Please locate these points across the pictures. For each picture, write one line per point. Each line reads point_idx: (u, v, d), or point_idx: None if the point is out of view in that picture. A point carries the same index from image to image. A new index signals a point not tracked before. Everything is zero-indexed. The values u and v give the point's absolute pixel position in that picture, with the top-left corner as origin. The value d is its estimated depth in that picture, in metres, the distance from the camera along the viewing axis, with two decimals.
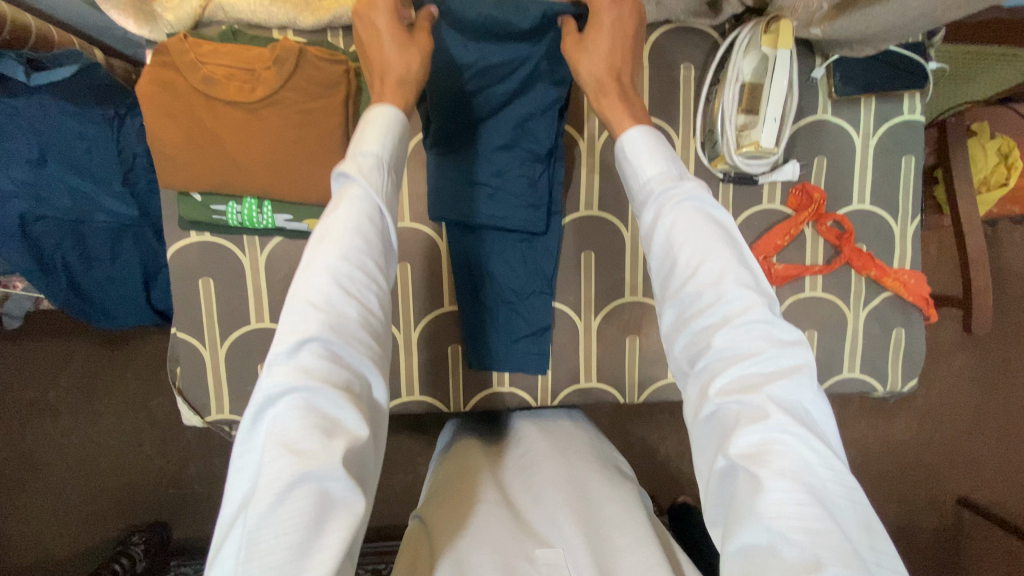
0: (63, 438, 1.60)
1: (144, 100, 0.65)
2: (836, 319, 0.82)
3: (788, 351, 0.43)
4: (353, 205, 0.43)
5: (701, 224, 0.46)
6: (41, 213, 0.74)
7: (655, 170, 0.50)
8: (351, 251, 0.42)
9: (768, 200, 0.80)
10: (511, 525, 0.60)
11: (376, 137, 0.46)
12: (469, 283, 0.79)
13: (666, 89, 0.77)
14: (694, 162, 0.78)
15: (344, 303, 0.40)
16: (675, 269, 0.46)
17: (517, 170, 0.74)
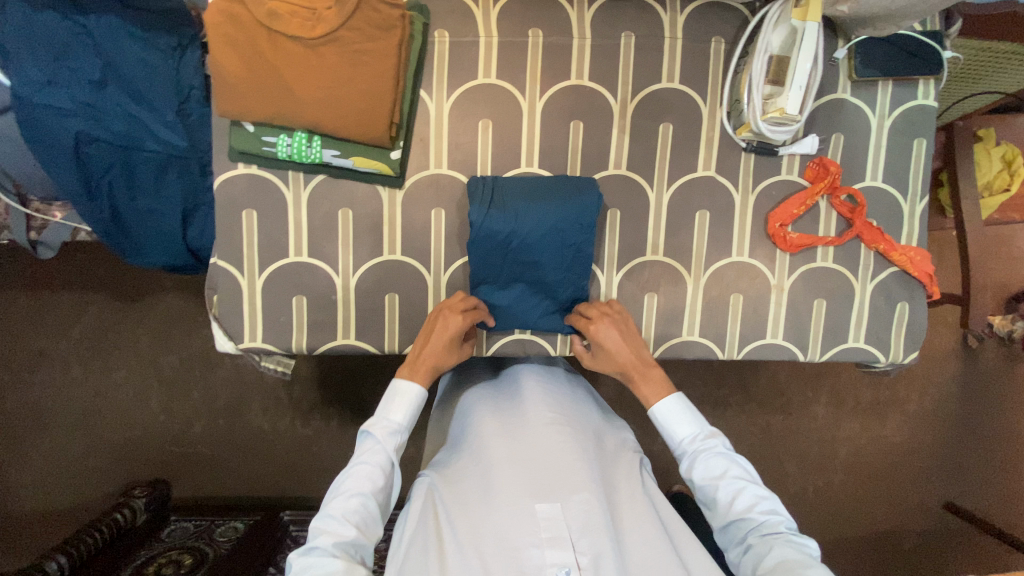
0: (71, 388, 1.61)
1: (211, 32, 0.69)
2: (845, 290, 0.86)
3: (774, 517, 0.66)
4: (376, 458, 0.70)
5: (732, 472, 0.69)
6: (95, 135, 0.77)
7: (685, 431, 0.74)
8: (374, 468, 0.69)
9: (786, 172, 0.84)
10: (512, 489, 0.66)
11: (399, 410, 0.73)
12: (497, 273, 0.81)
13: (696, 61, 0.82)
14: (719, 132, 0.83)
15: (361, 504, 0.66)
16: (716, 500, 0.69)
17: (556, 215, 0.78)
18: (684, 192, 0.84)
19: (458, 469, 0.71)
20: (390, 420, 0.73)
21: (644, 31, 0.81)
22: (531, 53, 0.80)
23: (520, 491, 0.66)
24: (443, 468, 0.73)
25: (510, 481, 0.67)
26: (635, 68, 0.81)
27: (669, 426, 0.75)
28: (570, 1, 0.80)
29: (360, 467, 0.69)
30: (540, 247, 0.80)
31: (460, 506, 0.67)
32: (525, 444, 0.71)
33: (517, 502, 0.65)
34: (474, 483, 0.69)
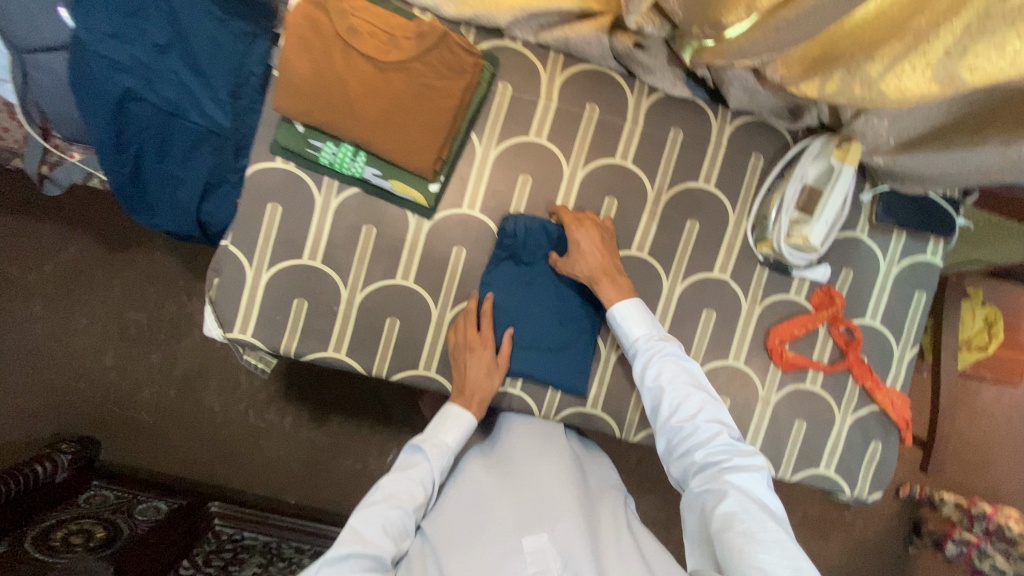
0: (26, 322, 1.54)
1: (287, 33, 0.71)
2: (825, 417, 0.89)
3: (736, 453, 0.70)
4: (418, 479, 0.75)
5: (681, 378, 0.75)
6: (142, 95, 0.76)
7: (640, 330, 0.78)
8: (411, 491, 0.74)
9: (794, 292, 0.87)
10: (501, 524, 0.71)
11: (450, 437, 0.78)
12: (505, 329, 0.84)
13: (734, 170, 0.85)
14: (741, 240, 0.85)
15: (399, 531, 0.71)
16: (661, 407, 0.74)
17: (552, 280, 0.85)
18: (697, 287, 0.86)
19: (446, 504, 0.76)
20: (439, 443, 0.78)
21: (693, 131, 0.85)
22: (583, 125, 0.83)
23: (506, 528, 0.71)
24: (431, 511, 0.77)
25: (496, 516, 0.72)
26: (676, 162, 0.85)
27: (622, 330, 0.79)
28: (630, 86, 0.84)
29: (394, 487, 0.73)
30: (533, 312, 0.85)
31: (449, 541, 0.71)
32: (508, 484, 0.76)
33: (502, 536, 0.70)
34: (462, 520, 0.73)
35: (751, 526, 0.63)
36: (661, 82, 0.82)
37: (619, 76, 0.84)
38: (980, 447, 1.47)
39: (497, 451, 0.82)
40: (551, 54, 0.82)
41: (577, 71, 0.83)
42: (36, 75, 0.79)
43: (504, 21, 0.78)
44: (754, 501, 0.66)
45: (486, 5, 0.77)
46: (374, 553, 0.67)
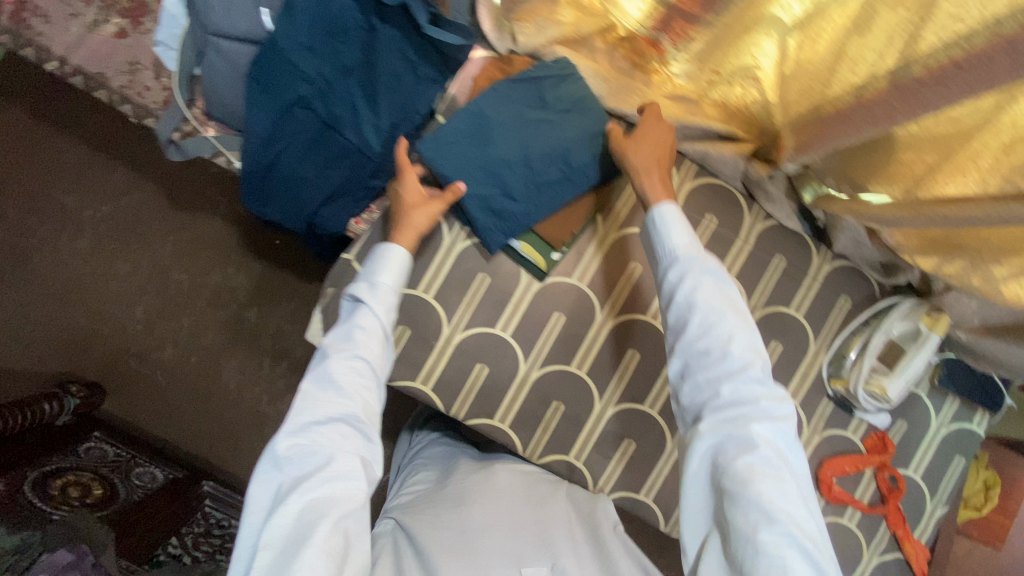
0: (69, 256, 1.51)
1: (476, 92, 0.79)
2: (854, 553, 0.93)
3: (771, 400, 0.63)
4: (369, 335, 0.70)
5: (719, 298, 0.67)
6: (311, 104, 0.80)
7: (681, 240, 0.71)
8: (359, 345, 0.69)
9: (851, 431, 0.92)
10: (501, 542, 0.70)
11: (387, 278, 0.74)
12: (469, 135, 0.75)
13: (824, 306, 0.91)
14: (816, 371, 0.91)
15: (363, 389, 0.67)
16: (689, 325, 0.66)
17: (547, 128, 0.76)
18: None
19: (430, 507, 0.77)
20: (375, 286, 0.74)
21: (797, 262, 0.90)
22: (700, 232, 0.89)
23: (502, 547, 0.70)
24: (419, 519, 0.75)
25: (493, 534, 0.71)
26: (775, 286, 0.90)
27: (663, 242, 0.71)
28: (750, 207, 0.90)
29: (335, 343, 0.69)
30: (508, 136, 0.75)
31: (444, 542, 0.69)
32: (508, 507, 0.77)
33: (485, 547, 0.69)
34: (453, 527, 0.72)
35: (765, 484, 0.57)
36: (780, 212, 0.89)
37: (742, 196, 0.90)
38: None
39: (495, 479, 0.82)
40: (686, 162, 0.89)
41: (706, 183, 0.89)
42: (213, 57, 0.81)
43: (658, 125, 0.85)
44: (773, 459, 0.59)
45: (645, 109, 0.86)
46: (342, 415, 0.64)
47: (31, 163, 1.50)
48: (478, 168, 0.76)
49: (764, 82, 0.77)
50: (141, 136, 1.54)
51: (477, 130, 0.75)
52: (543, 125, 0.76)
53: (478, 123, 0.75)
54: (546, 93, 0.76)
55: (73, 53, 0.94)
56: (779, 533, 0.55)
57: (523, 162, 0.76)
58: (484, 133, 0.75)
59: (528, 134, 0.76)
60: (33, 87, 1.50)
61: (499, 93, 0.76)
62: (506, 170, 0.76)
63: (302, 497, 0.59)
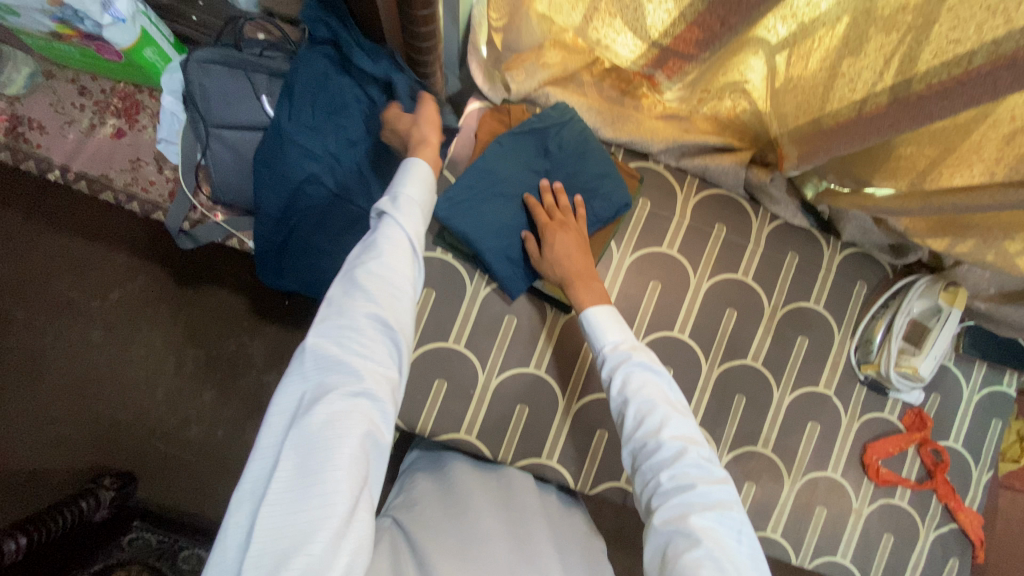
0: (83, 350, 1.51)
1: (481, 147, 0.80)
2: (911, 530, 0.94)
3: (714, 488, 0.62)
4: (398, 245, 0.66)
5: (649, 390, 0.68)
6: (320, 178, 0.82)
7: (610, 337, 0.73)
8: (391, 252, 0.65)
9: (888, 411, 0.94)
10: (500, 553, 0.72)
11: (414, 191, 0.70)
12: (480, 192, 0.76)
13: (842, 295, 0.93)
14: (845, 359, 0.93)
15: (393, 301, 0.63)
16: (625, 417, 0.68)
17: (557, 170, 0.77)
18: (803, 400, 0.92)
19: (430, 510, 0.78)
20: (405, 198, 0.69)
21: (808, 256, 0.93)
22: (712, 243, 0.90)
23: (500, 556, 0.72)
24: (417, 522, 0.76)
25: (491, 545, 0.73)
26: (792, 283, 0.92)
27: (596, 331, 0.74)
28: (755, 210, 0.92)
29: (366, 249, 0.65)
30: (520, 189, 0.77)
31: (440, 546, 0.71)
32: (508, 524, 0.78)
33: (490, 560, 0.70)
34: (454, 533, 0.74)
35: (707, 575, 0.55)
36: (785, 211, 0.91)
37: (746, 201, 0.92)
38: None
39: (504, 498, 0.83)
40: (688, 177, 0.91)
41: (710, 194, 0.91)
42: (218, 147, 0.83)
43: (656, 147, 0.88)
44: (716, 551, 0.57)
45: (641, 134, 0.88)
46: (370, 326, 0.60)
47: (34, 264, 1.51)
48: (496, 223, 0.76)
49: (753, 95, 0.79)
50: (140, 220, 1.55)
51: (488, 189, 0.76)
52: (549, 177, 0.77)
53: (486, 179, 0.76)
54: (549, 142, 0.77)
55: (74, 160, 0.95)
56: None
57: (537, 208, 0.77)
58: (494, 187, 0.76)
59: (534, 185, 0.77)
60: (27, 191, 1.52)
61: (500, 150, 0.76)
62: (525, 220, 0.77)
63: (328, 407, 0.54)
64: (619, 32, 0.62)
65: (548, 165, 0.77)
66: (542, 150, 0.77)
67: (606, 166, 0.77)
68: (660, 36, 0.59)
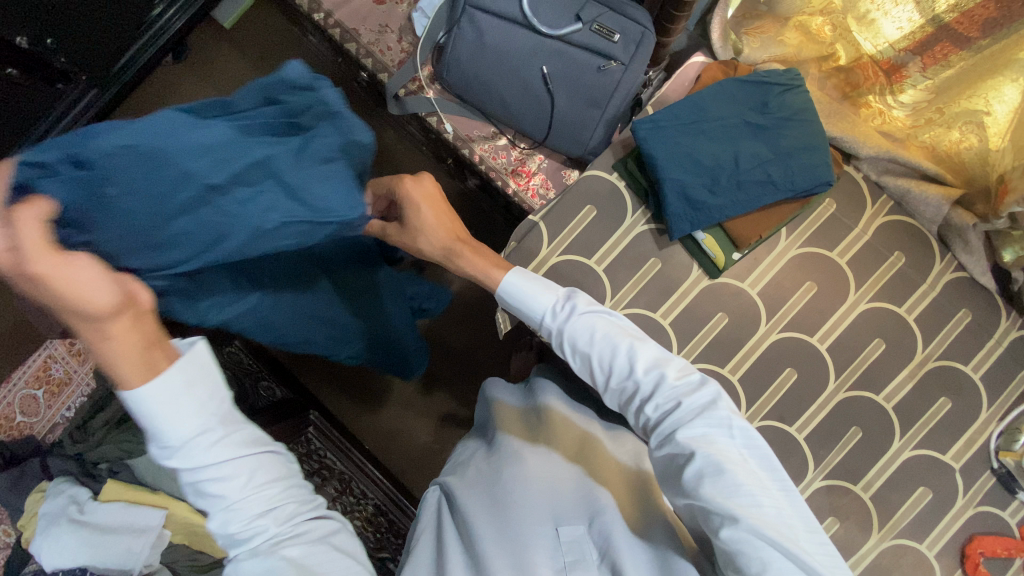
0: None
1: (698, 88, 0.84)
2: None
3: (697, 395, 0.60)
4: (222, 473, 0.44)
5: (609, 329, 0.66)
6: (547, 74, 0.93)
7: (546, 297, 0.70)
8: (219, 483, 0.44)
9: (1011, 514, 0.85)
10: (535, 505, 0.68)
11: (173, 424, 0.42)
12: (687, 123, 0.80)
13: (1004, 373, 0.86)
14: (984, 439, 0.85)
15: (266, 511, 0.46)
16: (594, 372, 0.67)
17: (768, 127, 0.78)
18: (923, 461, 0.85)
19: (464, 472, 0.76)
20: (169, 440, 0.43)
21: (981, 320, 0.87)
22: (883, 267, 0.87)
23: (540, 504, 0.68)
24: (459, 482, 0.74)
25: (527, 496, 0.68)
26: (953, 339, 0.86)
27: (529, 308, 0.71)
28: (941, 253, 0.87)
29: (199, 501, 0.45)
30: (725, 133, 0.79)
31: (479, 506, 0.68)
32: (545, 465, 0.73)
33: (526, 515, 0.66)
34: (492, 485, 0.70)
35: (720, 487, 0.53)
36: (973, 264, 0.86)
37: (933, 241, 0.88)
38: None
39: (541, 437, 0.77)
40: (882, 196, 0.88)
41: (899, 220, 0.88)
42: (465, 25, 0.95)
43: (861, 153, 0.87)
44: (715, 456, 0.55)
45: (854, 135, 0.87)
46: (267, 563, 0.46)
47: None
48: (691, 156, 0.79)
49: (989, 130, 0.78)
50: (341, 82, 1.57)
51: (695, 123, 0.80)
52: (759, 132, 0.79)
53: (696, 114, 0.80)
54: (770, 99, 0.79)
55: (339, 9, 1.11)
56: (743, 532, 0.50)
57: (737, 156, 0.79)
58: (701, 124, 0.80)
59: (741, 133, 0.79)
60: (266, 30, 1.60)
61: (720, 94, 0.81)
62: (722, 163, 0.79)
63: None
64: (900, 4, 0.77)
65: (762, 119, 0.79)
66: (760, 106, 0.79)
67: (816, 139, 0.78)
68: (946, 11, 0.74)
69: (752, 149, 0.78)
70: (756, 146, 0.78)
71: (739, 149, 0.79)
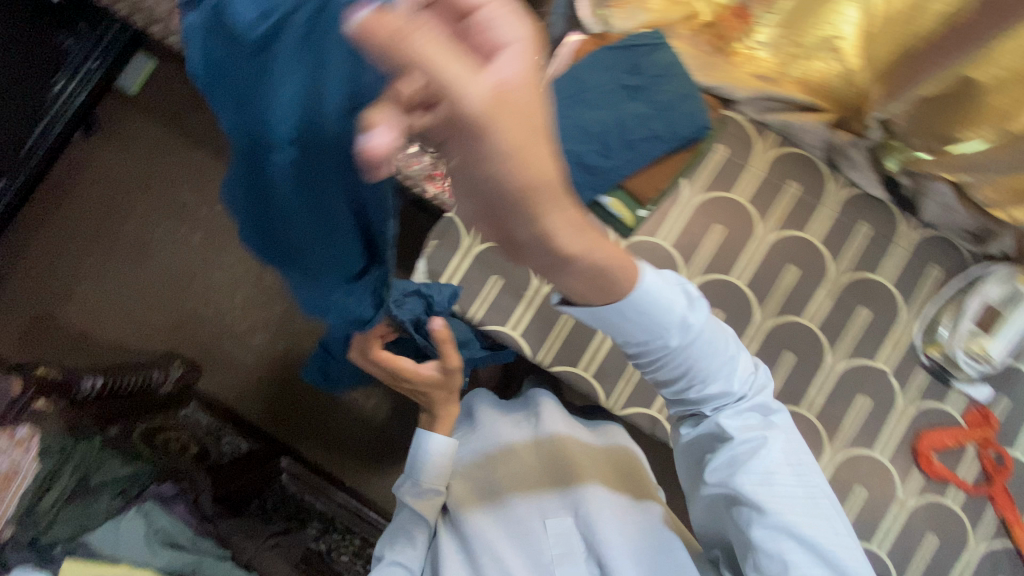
0: (184, 246, 1.56)
1: (575, 61, 0.88)
2: (957, 536, 0.88)
3: (756, 409, 0.67)
4: (427, 498, 0.85)
5: (719, 334, 0.62)
6: None
7: (668, 294, 0.56)
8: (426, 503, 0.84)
9: (949, 404, 0.89)
10: (525, 497, 0.83)
11: (445, 468, 0.85)
12: (568, 95, 0.83)
13: (913, 275, 0.91)
14: (910, 339, 0.89)
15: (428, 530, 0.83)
16: (691, 387, 0.65)
17: (643, 86, 0.83)
18: (857, 371, 0.89)
19: (467, 479, 0.88)
20: (436, 472, 0.85)
21: (881, 229, 0.92)
22: (783, 198, 0.92)
23: (530, 497, 0.83)
24: (453, 488, 0.86)
25: (524, 492, 0.84)
26: (860, 252, 0.91)
27: (618, 325, 0.57)
28: (832, 176, 0.93)
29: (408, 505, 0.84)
30: (606, 99, 0.83)
31: (478, 506, 0.84)
32: (535, 467, 0.86)
33: (518, 509, 0.82)
34: (484, 484, 0.86)
35: (765, 492, 0.63)
36: (862, 179, 0.92)
37: (824, 166, 0.93)
38: None
39: (536, 441, 0.87)
40: (768, 133, 0.94)
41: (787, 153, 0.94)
42: None
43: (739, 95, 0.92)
44: (761, 445, 0.65)
45: (728, 82, 0.92)
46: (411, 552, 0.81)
47: (155, 154, 1.58)
48: (578, 126, 0.82)
49: (845, 51, 0.82)
50: None
51: (576, 94, 0.83)
52: (637, 93, 0.83)
53: (576, 85, 0.84)
54: (640, 60, 0.84)
55: None
56: (772, 527, 0.62)
57: (620, 119, 0.82)
58: (582, 95, 0.83)
59: (620, 97, 0.83)
60: (171, 96, 1.59)
61: (595, 63, 0.85)
62: (607, 129, 0.82)
63: None
64: None
65: (637, 79, 0.83)
66: (633, 68, 0.84)
67: (689, 90, 0.83)
68: None
69: (632, 110, 0.82)
70: (637, 106, 0.82)
71: (621, 111, 0.82)
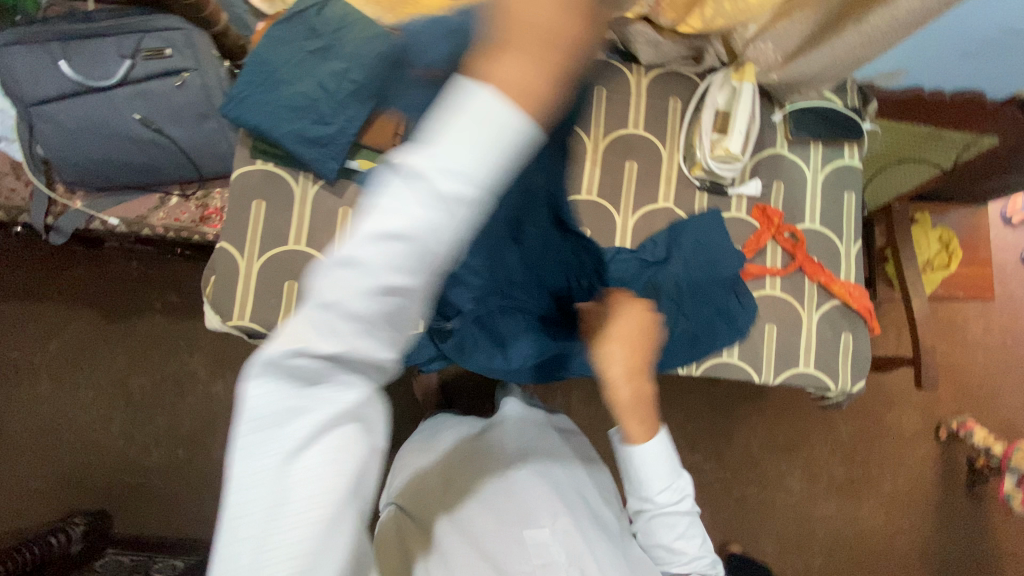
0: (32, 402, 1.41)
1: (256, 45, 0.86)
2: (792, 316, 0.95)
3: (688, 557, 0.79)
4: (394, 295, 0.31)
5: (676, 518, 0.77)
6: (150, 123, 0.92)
7: (656, 485, 0.76)
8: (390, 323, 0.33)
9: (736, 210, 0.97)
10: (505, 519, 0.78)
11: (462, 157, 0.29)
12: (261, 82, 0.82)
13: (658, 114, 0.96)
14: (677, 171, 0.96)
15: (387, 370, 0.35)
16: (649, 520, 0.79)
17: (325, 45, 0.82)
18: (647, 218, 0.96)
19: (431, 499, 0.82)
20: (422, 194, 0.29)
21: (616, 87, 0.96)
22: None
23: (505, 521, 0.78)
24: (425, 504, 0.81)
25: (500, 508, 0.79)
26: (606, 115, 0.96)
27: (633, 476, 0.78)
28: None
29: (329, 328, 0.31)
30: (297, 72, 0.82)
31: (452, 528, 0.77)
32: (525, 497, 0.81)
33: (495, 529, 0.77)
34: (468, 508, 0.80)
35: None
36: None
37: None
38: (957, 363, 1.57)
39: (510, 456, 0.86)
40: None
41: None
42: (40, 125, 0.91)
43: (436, 19, 0.92)
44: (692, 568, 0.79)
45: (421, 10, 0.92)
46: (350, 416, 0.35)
47: None
48: (284, 108, 0.82)
49: None
50: (45, 254, 1.43)
51: (268, 78, 0.82)
52: (326, 52, 0.83)
53: (263, 69, 0.82)
54: (314, 23, 0.83)
55: None
56: None
57: (321, 83, 0.82)
58: (275, 77, 0.82)
59: (310, 63, 0.83)
60: None
61: (271, 40, 0.83)
62: (310, 98, 0.82)
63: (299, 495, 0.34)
64: None
65: (319, 40, 0.83)
66: (309, 33, 0.83)
67: (369, 31, 0.83)
68: None
69: (325, 70, 0.82)
70: (330, 66, 0.82)
71: (317, 77, 0.82)
